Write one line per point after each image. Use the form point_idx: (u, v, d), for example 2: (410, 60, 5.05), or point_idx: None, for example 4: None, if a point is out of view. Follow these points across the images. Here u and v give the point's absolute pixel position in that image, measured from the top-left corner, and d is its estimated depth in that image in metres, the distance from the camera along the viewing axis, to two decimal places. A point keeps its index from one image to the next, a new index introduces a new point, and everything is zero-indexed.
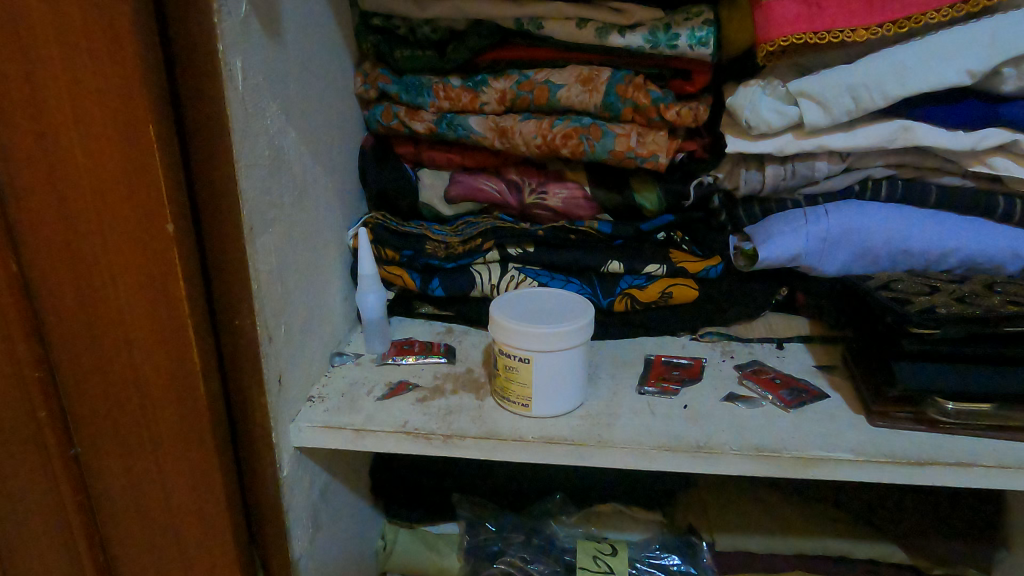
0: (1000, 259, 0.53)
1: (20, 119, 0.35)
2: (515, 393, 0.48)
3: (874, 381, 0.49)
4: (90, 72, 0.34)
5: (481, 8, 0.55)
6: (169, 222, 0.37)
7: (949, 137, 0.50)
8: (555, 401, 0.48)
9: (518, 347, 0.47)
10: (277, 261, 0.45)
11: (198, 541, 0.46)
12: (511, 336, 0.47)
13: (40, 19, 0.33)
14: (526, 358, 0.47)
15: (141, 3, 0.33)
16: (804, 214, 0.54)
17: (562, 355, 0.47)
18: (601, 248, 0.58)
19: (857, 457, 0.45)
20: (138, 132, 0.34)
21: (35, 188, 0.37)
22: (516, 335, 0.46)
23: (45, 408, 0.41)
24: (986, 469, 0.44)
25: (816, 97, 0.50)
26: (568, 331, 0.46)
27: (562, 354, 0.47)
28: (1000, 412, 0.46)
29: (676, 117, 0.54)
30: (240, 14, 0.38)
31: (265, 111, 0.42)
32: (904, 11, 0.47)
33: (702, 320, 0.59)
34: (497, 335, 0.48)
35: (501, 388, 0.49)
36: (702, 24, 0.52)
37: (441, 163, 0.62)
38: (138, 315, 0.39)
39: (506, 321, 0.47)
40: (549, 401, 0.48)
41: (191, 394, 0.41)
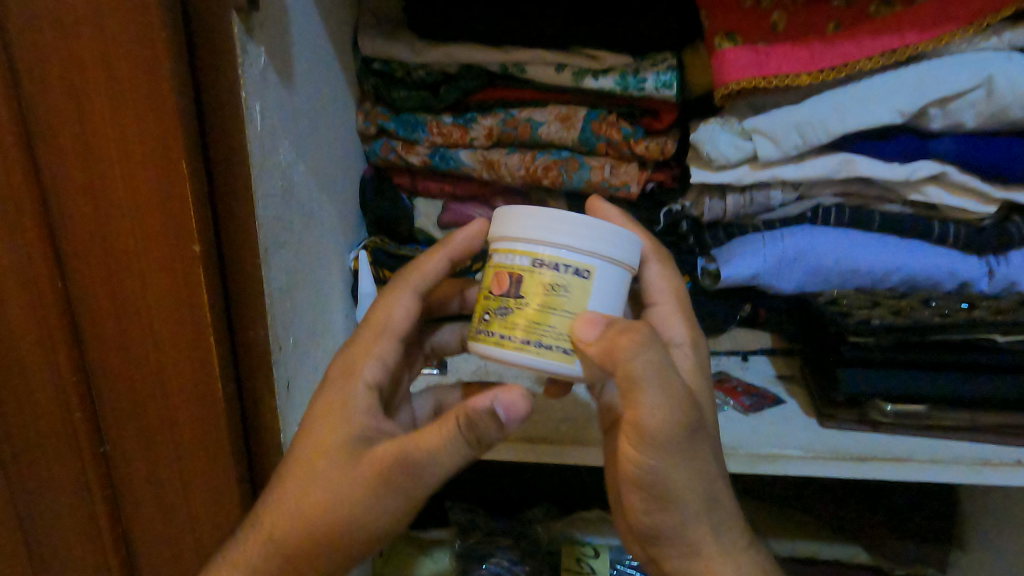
0: (939, 277, 0.59)
1: (69, 158, 0.41)
2: (535, 348, 0.37)
3: (823, 387, 0.54)
4: (134, 116, 0.39)
5: (471, 54, 0.62)
6: (195, 242, 0.42)
7: (886, 169, 0.56)
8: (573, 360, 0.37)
9: (573, 262, 0.38)
10: (287, 279, 0.50)
11: (211, 533, 0.50)
12: (563, 240, 0.38)
13: (94, 73, 0.39)
14: (574, 276, 0.37)
15: (180, 60, 0.39)
16: (763, 238, 0.60)
17: (620, 274, 0.39)
18: None
19: (805, 454, 0.50)
20: (172, 167, 0.40)
21: (79, 218, 0.42)
22: (572, 239, 0.38)
23: (79, 408, 0.48)
24: (920, 463, 0.49)
25: (767, 133, 0.56)
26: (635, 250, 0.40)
27: (617, 267, 0.39)
28: (934, 412, 0.51)
29: (645, 151, 0.61)
30: (260, 66, 0.44)
31: (279, 148, 0.48)
32: (840, 58, 0.53)
33: None
34: (529, 245, 0.38)
35: (509, 325, 0.38)
36: (666, 69, 0.58)
37: (434, 192, 0.69)
38: (165, 327, 0.44)
39: (553, 220, 0.38)
40: (552, 361, 0.37)
41: (211, 396, 0.46)
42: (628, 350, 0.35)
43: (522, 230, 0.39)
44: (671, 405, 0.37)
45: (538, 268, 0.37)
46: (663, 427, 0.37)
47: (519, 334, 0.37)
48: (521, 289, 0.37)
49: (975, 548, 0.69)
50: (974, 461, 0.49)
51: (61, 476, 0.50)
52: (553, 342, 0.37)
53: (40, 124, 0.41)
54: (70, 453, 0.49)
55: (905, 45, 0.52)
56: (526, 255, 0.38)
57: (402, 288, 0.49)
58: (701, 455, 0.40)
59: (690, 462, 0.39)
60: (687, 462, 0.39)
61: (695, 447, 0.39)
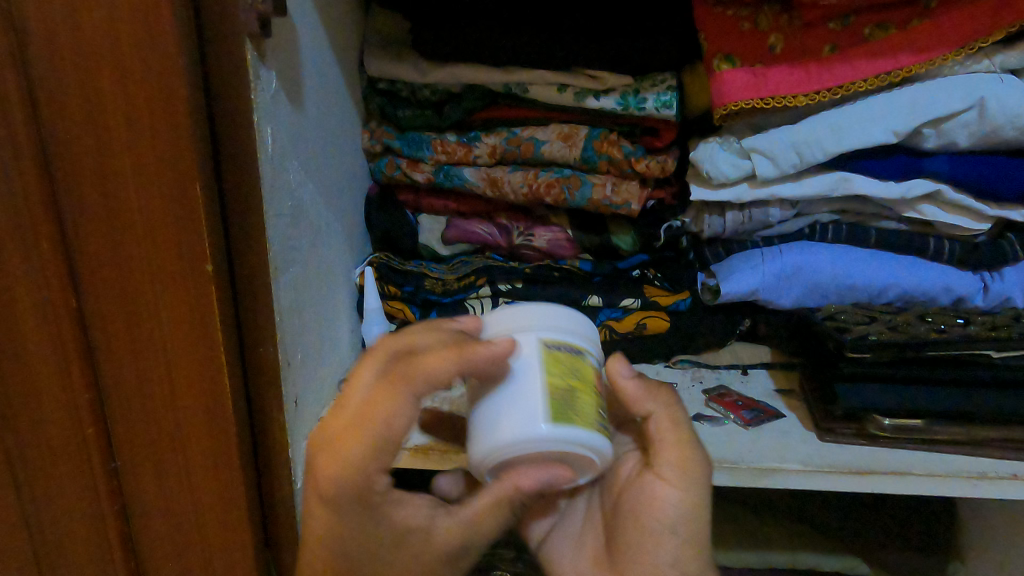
0: (934, 292, 0.59)
1: (86, 180, 0.42)
2: (600, 427, 0.39)
3: (821, 402, 0.55)
4: (149, 140, 0.40)
5: (475, 74, 0.63)
6: (208, 262, 0.43)
7: (882, 187, 0.57)
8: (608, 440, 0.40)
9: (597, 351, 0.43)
10: (295, 297, 0.51)
11: (219, 546, 0.51)
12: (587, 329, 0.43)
13: (111, 99, 0.40)
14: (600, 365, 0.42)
15: (195, 86, 0.40)
16: (761, 254, 0.61)
17: None
18: (582, 283, 0.66)
19: (804, 468, 0.51)
20: (187, 189, 0.41)
21: (95, 239, 0.43)
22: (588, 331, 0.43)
23: (92, 425, 0.49)
24: (918, 478, 0.50)
25: (765, 152, 0.57)
26: None
27: None
28: (931, 427, 0.52)
29: (645, 169, 0.61)
30: (271, 89, 0.45)
31: (288, 169, 0.49)
32: (836, 80, 0.55)
33: (676, 348, 0.65)
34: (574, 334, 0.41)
35: (574, 400, 0.38)
36: (666, 90, 0.60)
37: (439, 209, 0.70)
38: (177, 345, 0.45)
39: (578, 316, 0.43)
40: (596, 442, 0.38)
41: (221, 412, 0.47)
42: (651, 394, 0.43)
43: (564, 325, 0.41)
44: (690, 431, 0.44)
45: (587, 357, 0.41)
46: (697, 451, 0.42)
47: (588, 419, 0.38)
48: (586, 374, 0.40)
49: (975, 562, 0.69)
50: (971, 475, 0.50)
51: (72, 491, 0.51)
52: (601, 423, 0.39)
53: (57, 148, 0.42)
54: (82, 469, 0.50)
55: (899, 66, 0.53)
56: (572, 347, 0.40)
57: (409, 384, 0.36)
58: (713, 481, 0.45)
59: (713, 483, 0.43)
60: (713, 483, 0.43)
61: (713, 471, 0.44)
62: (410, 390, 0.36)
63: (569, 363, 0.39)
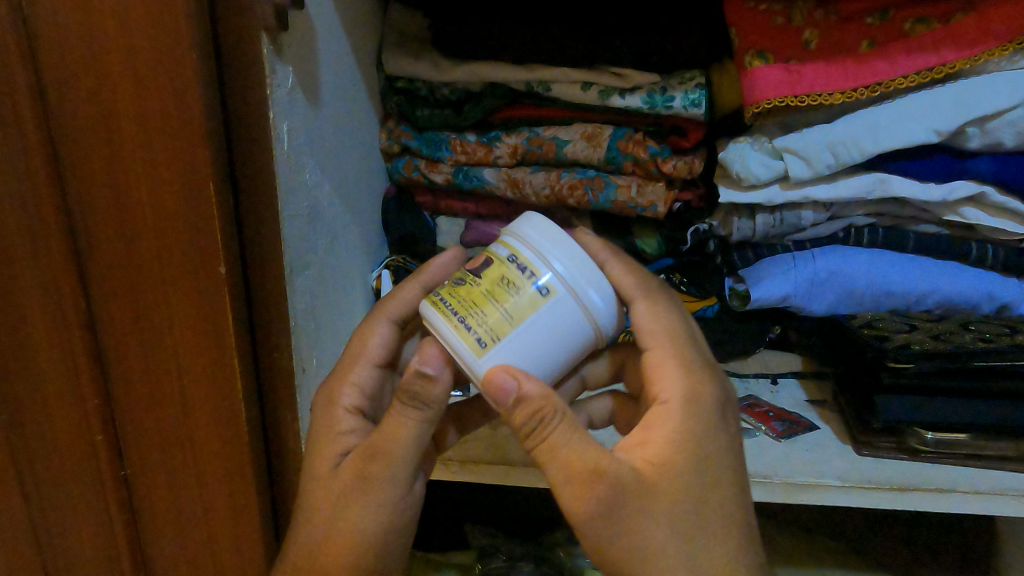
0: (977, 298, 0.57)
1: (96, 179, 0.41)
2: (457, 324, 0.36)
3: (858, 412, 0.52)
4: (161, 137, 0.39)
5: (495, 71, 0.61)
6: (222, 265, 0.41)
7: (922, 189, 0.55)
8: (489, 353, 0.35)
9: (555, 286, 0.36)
10: (311, 300, 0.50)
11: (232, 557, 0.50)
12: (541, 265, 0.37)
13: (122, 94, 0.38)
14: (542, 292, 0.36)
15: (209, 81, 0.38)
16: (793, 258, 0.59)
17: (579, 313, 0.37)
18: None
19: (843, 483, 0.48)
20: (200, 188, 0.39)
21: (106, 241, 0.42)
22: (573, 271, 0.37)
23: (101, 432, 0.47)
24: (965, 496, 0.48)
25: (799, 152, 0.55)
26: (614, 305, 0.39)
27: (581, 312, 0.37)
28: (975, 441, 0.49)
29: (672, 170, 0.59)
30: (287, 85, 0.44)
31: (304, 168, 0.48)
32: (876, 76, 0.52)
33: None
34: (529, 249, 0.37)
35: (455, 296, 0.37)
36: (695, 88, 0.57)
37: (457, 211, 0.69)
38: (190, 350, 0.44)
39: (574, 254, 0.37)
40: (429, 306, 0.38)
41: (234, 418, 0.45)
42: (651, 314, 0.43)
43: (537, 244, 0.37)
44: (699, 368, 0.41)
45: (511, 263, 0.36)
46: (682, 385, 0.40)
47: (447, 291, 0.37)
48: (481, 271, 0.37)
49: None
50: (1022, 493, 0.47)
51: (81, 499, 0.49)
52: (468, 323, 0.35)
53: (67, 146, 0.40)
54: (91, 477, 0.48)
55: (942, 63, 0.51)
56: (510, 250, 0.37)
57: (419, 406, 0.38)
58: (729, 430, 0.40)
59: (705, 425, 0.39)
60: (704, 428, 0.39)
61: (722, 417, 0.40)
62: (416, 403, 0.38)
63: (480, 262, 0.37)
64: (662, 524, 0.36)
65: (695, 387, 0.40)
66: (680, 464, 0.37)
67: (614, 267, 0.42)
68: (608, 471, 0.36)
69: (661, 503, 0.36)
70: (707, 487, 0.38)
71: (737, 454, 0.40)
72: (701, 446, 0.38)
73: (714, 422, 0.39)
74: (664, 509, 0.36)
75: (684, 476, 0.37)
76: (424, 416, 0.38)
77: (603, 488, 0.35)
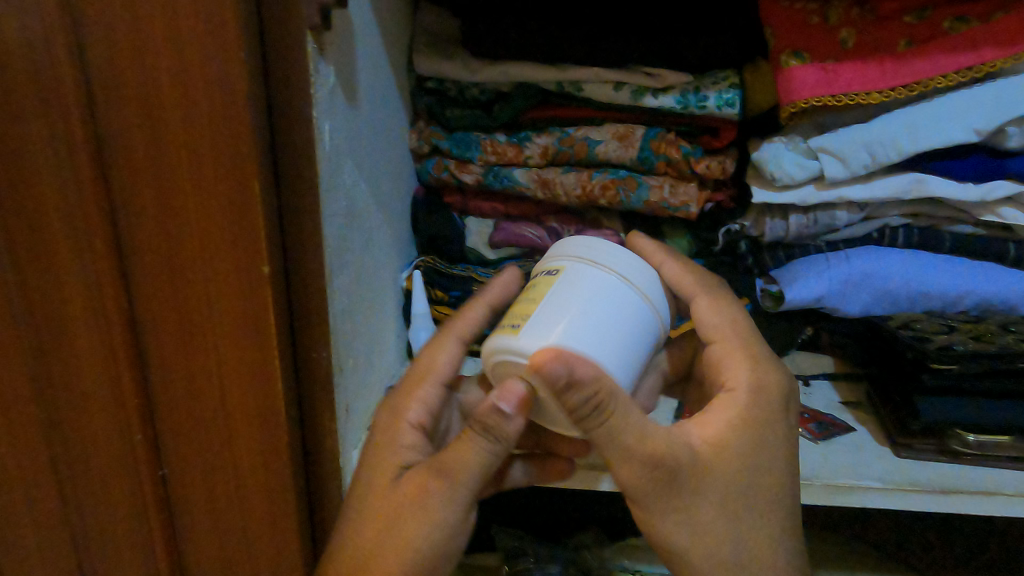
0: (1016, 301, 0.56)
1: (141, 179, 0.41)
2: (504, 326, 0.39)
3: (896, 412, 0.52)
4: (206, 136, 0.39)
5: (527, 72, 0.61)
6: (264, 264, 0.41)
7: (960, 189, 0.54)
8: (523, 331, 0.37)
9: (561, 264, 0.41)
10: (348, 300, 0.49)
11: (268, 557, 0.49)
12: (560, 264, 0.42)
13: (168, 93, 0.38)
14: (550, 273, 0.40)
15: (255, 79, 0.38)
16: (827, 259, 0.58)
17: (599, 275, 0.39)
18: None
19: (884, 486, 0.48)
20: (245, 186, 0.39)
21: (148, 240, 0.42)
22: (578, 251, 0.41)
23: (140, 432, 0.47)
24: (1010, 497, 0.47)
25: (835, 152, 0.54)
26: (634, 260, 0.41)
27: (601, 273, 0.39)
28: (1016, 443, 0.49)
29: (706, 170, 0.59)
30: (329, 84, 0.44)
31: (344, 168, 0.47)
32: (915, 76, 0.52)
33: None
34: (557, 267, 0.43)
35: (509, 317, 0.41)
36: (727, 88, 0.57)
37: (486, 212, 0.68)
38: (231, 349, 0.43)
39: (576, 240, 0.42)
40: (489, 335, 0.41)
41: (274, 418, 0.45)
42: (713, 310, 0.46)
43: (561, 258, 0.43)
44: (764, 361, 0.44)
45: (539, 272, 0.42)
46: (749, 377, 0.43)
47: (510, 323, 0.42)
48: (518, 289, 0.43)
49: None
50: None
51: (119, 498, 0.49)
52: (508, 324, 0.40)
53: (113, 145, 0.40)
54: (129, 476, 0.48)
55: (982, 62, 0.50)
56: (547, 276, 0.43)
57: (491, 439, 0.39)
58: (789, 424, 0.44)
59: (767, 414, 0.43)
60: (767, 417, 0.42)
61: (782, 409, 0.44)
62: (489, 437, 0.39)
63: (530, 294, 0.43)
64: (716, 498, 0.40)
65: (760, 377, 0.44)
66: (736, 447, 0.41)
67: (671, 267, 0.45)
68: (668, 461, 0.38)
69: (720, 480, 0.40)
70: (758, 470, 0.41)
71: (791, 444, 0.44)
72: (761, 431, 0.42)
73: (776, 413, 0.43)
74: (718, 487, 0.40)
75: (741, 460, 0.41)
76: (496, 450, 0.39)
77: (666, 468, 0.38)
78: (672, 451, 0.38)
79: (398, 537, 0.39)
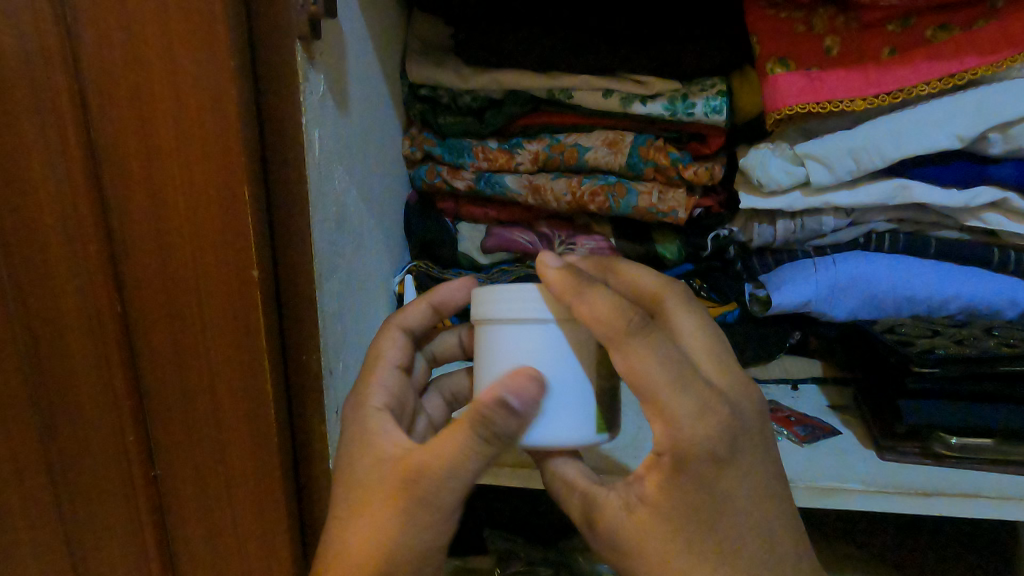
0: (999, 305, 0.57)
1: (133, 185, 0.41)
2: None
3: (882, 418, 0.53)
4: (196, 143, 0.39)
5: (517, 80, 0.62)
6: (253, 267, 0.42)
7: (943, 195, 0.55)
8: None
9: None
10: (338, 303, 0.50)
11: (257, 557, 0.50)
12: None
13: (159, 101, 0.39)
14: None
15: (245, 86, 0.39)
16: (814, 264, 0.59)
17: None
18: None
19: (867, 488, 0.48)
20: (234, 191, 0.40)
21: (141, 245, 0.43)
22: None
23: (132, 433, 0.48)
24: (990, 500, 0.48)
25: (820, 158, 0.55)
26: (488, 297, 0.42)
27: None
28: (1003, 446, 0.49)
29: (693, 176, 0.60)
30: (319, 93, 0.45)
31: (334, 174, 0.48)
32: (897, 83, 0.53)
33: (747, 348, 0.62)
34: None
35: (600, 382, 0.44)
36: (716, 95, 0.58)
37: (478, 217, 0.69)
38: (221, 351, 0.44)
39: None
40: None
41: (263, 419, 0.45)
42: (626, 359, 0.35)
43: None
44: (685, 413, 0.34)
45: None
46: (672, 435, 0.34)
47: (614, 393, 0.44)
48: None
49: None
50: None
51: (113, 499, 0.50)
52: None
53: (106, 152, 0.41)
54: (123, 476, 0.49)
55: (963, 69, 0.51)
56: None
57: (496, 441, 0.36)
58: (745, 466, 0.36)
59: (704, 470, 0.34)
60: (702, 471, 0.34)
61: (727, 449, 0.35)
62: (487, 437, 0.36)
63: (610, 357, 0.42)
64: (663, 562, 0.36)
65: (690, 433, 0.34)
66: (676, 501, 0.35)
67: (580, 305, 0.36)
68: (600, 526, 0.38)
69: (657, 543, 0.36)
70: (712, 525, 0.35)
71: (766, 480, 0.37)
72: (703, 486, 0.35)
73: (710, 459, 0.34)
74: (656, 550, 0.36)
75: (682, 521, 0.35)
76: (488, 451, 0.36)
77: (603, 533, 0.38)
78: (605, 517, 0.38)
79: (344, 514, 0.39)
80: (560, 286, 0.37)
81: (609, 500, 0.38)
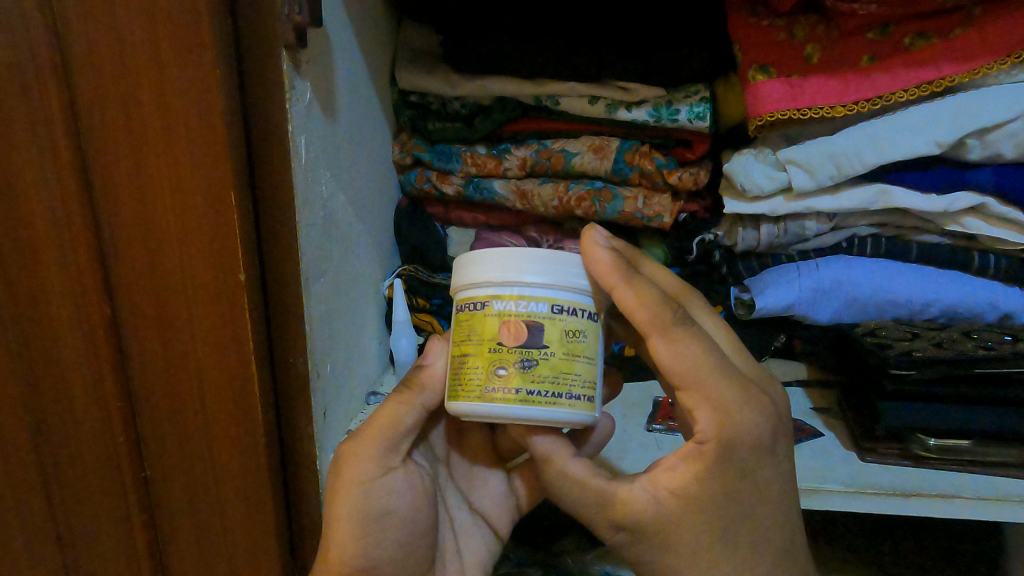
0: (979, 308, 0.57)
1: (123, 191, 0.42)
2: (535, 392, 0.37)
3: (863, 420, 0.54)
4: (184, 149, 0.40)
5: (505, 87, 0.62)
6: (241, 271, 0.43)
7: (924, 200, 0.56)
8: (548, 406, 0.37)
9: (557, 297, 0.38)
10: (326, 307, 0.51)
11: (247, 556, 0.51)
12: (543, 291, 0.38)
13: (148, 109, 0.40)
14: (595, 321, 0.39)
15: (232, 94, 0.40)
16: (798, 268, 0.59)
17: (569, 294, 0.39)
18: None
19: (847, 489, 0.49)
20: (222, 198, 0.41)
21: (130, 250, 0.44)
22: (566, 276, 0.39)
23: (122, 434, 0.49)
24: (968, 501, 0.48)
25: (802, 163, 0.56)
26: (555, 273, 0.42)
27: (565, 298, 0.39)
28: (980, 448, 0.50)
29: (678, 181, 0.61)
30: (306, 100, 0.46)
31: (321, 179, 0.49)
32: (875, 90, 0.53)
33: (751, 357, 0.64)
34: (508, 289, 0.38)
35: (537, 380, 0.37)
36: (699, 101, 0.59)
37: (468, 222, 0.71)
38: (209, 353, 0.45)
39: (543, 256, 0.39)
40: (582, 413, 0.38)
41: (251, 421, 0.46)
42: (675, 347, 0.38)
43: (513, 275, 0.38)
44: (736, 403, 0.37)
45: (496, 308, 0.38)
46: (721, 427, 0.37)
47: (509, 379, 0.37)
48: (543, 338, 0.37)
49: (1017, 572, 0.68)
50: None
51: (103, 499, 0.51)
52: (580, 392, 0.38)
53: (95, 158, 0.42)
54: (113, 476, 0.50)
55: (941, 76, 0.52)
56: (488, 301, 0.38)
57: (418, 391, 0.44)
58: (778, 459, 0.39)
59: (747, 461, 0.38)
60: (746, 463, 0.38)
61: (767, 440, 0.38)
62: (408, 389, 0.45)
63: (497, 332, 0.38)
64: (692, 551, 0.38)
65: (736, 422, 0.37)
66: (715, 491, 0.37)
67: (625, 292, 0.39)
68: (624, 520, 0.39)
69: (688, 536, 0.37)
70: (748, 513, 0.38)
71: (789, 466, 0.40)
72: (739, 476, 0.37)
73: (756, 451, 0.38)
74: (688, 541, 0.38)
75: (712, 511, 0.37)
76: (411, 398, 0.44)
77: (629, 527, 0.39)
78: (629, 511, 0.39)
79: (341, 506, 0.43)
80: (607, 264, 0.40)
81: (633, 493, 0.39)
